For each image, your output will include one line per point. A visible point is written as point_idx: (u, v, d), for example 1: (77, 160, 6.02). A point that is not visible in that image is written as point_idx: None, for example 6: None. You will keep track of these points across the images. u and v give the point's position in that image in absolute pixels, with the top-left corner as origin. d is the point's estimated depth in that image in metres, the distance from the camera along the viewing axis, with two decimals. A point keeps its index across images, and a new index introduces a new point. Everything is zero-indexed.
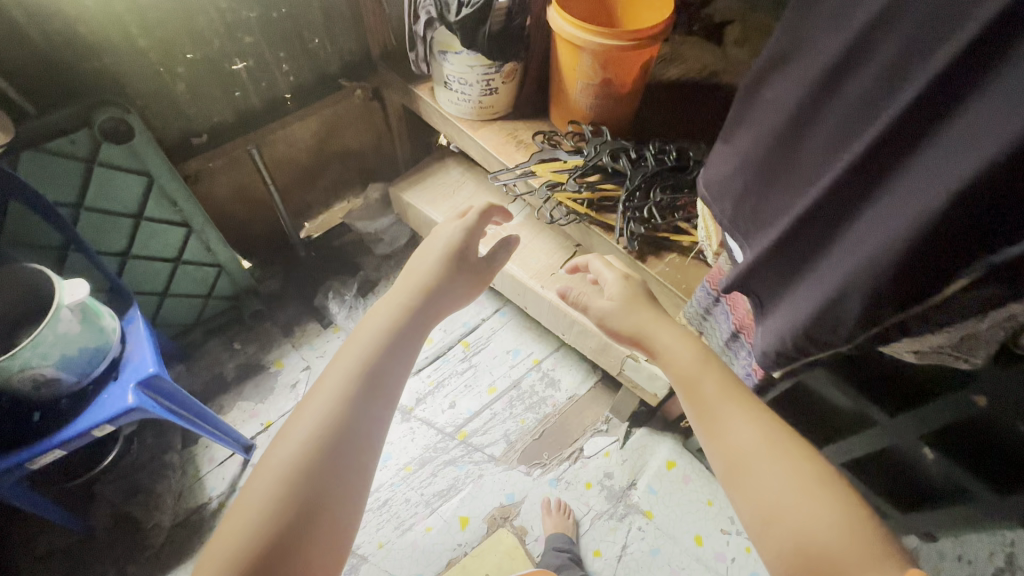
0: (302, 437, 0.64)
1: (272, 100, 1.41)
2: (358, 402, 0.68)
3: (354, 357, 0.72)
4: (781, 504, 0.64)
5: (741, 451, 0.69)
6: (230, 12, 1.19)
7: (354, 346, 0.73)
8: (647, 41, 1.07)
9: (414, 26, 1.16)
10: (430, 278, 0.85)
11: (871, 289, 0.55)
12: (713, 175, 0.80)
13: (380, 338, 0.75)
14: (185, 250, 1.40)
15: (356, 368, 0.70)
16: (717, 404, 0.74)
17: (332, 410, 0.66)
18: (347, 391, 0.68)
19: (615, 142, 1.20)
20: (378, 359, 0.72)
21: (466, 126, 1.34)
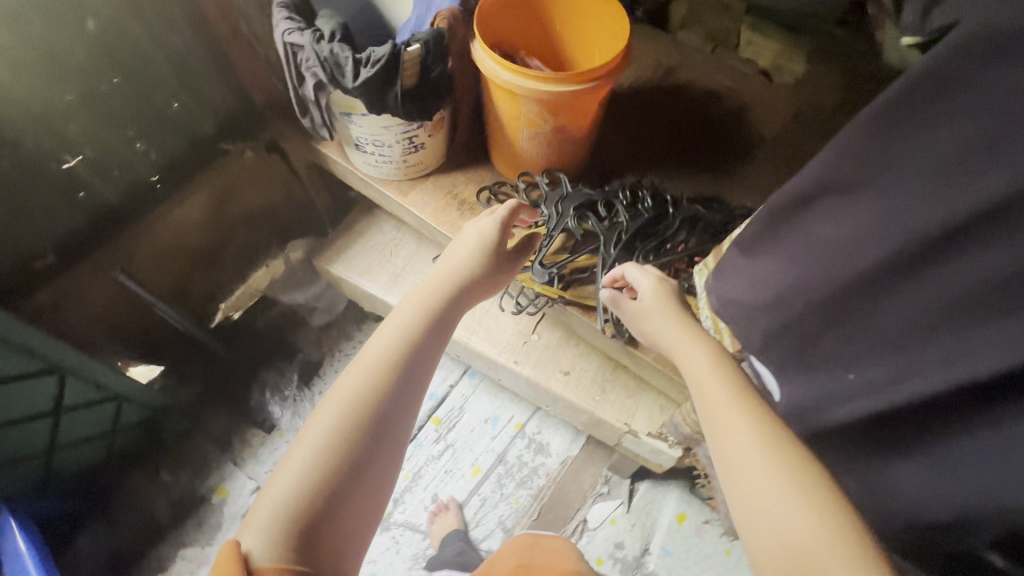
0: (340, 409, 0.67)
1: (136, 188, 1.09)
2: (394, 386, 0.70)
3: (384, 344, 0.74)
4: (766, 498, 0.55)
5: (734, 446, 0.60)
6: (35, 100, 0.86)
7: (387, 331, 0.76)
8: (604, 82, 0.85)
9: (301, 89, 0.88)
10: (467, 269, 0.86)
11: (1006, 535, 0.48)
12: (728, 294, 0.65)
13: (416, 328, 0.77)
14: (65, 395, 1.10)
15: (392, 354, 0.73)
16: (717, 396, 0.65)
17: (367, 390, 0.69)
18: (382, 375, 0.70)
19: (579, 198, 1.00)
20: (414, 350, 0.74)
21: (393, 190, 1.09)
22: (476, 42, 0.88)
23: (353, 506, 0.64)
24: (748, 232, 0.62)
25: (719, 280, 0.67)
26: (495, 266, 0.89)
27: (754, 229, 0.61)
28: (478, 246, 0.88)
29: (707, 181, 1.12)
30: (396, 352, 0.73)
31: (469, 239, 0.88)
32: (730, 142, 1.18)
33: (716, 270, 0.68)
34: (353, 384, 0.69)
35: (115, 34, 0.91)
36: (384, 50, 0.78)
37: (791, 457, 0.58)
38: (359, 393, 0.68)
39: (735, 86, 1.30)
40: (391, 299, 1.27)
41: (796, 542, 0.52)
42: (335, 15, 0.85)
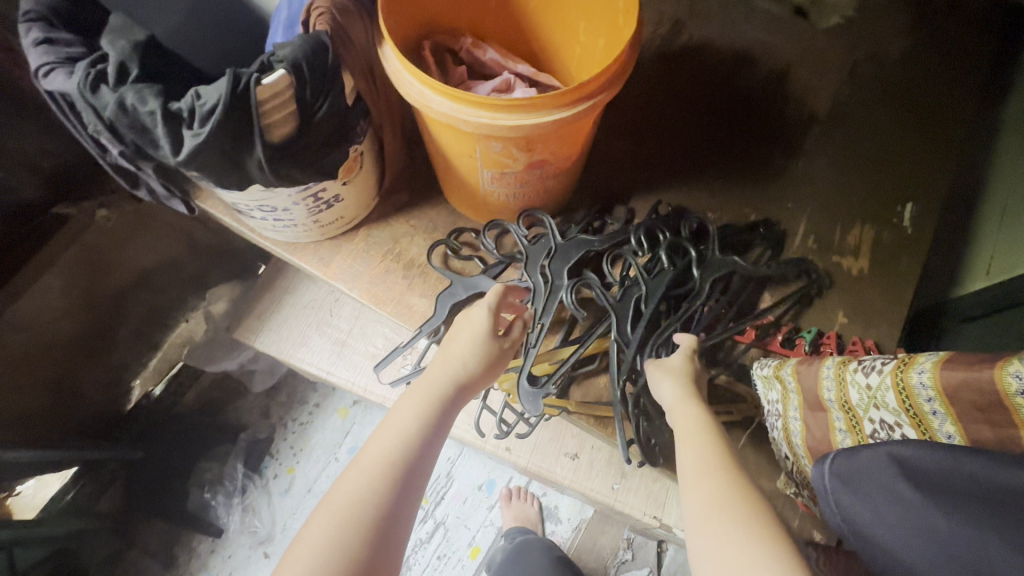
0: (332, 532, 0.47)
1: None
2: (398, 507, 0.50)
3: (373, 468, 0.51)
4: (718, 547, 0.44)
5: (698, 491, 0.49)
6: None
7: (376, 450, 0.53)
8: (598, 95, 0.53)
9: (110, 157, 0.54)
10: (465, 364, 0.61)
11: None
12: (866, 519, 0.41)
13: (414, 444, 0.54)
14: None
15: (384, 482, 0.51)
16: (687, 447, 0.54)
17: (356, 518, 0.48)
18: (372, 512, 0.49)
19: (575, 251, 0.70)
20: (420, 470, 0.53)
21: (309, 259, 0.77)
22: (387, 47, 0.54)
23: None
24: (934, 456, 0.39)
25: (852, 486, 0.42)
26: (508, 351, 0.64)
27: (963, 466, 0.38)
28: (483, 327, 0.62)
29: (742, 197, 0.82)
30: (392, 480, 0.51)
31: (465, 325, 0.63)
32: (767, 133, 0.87)
33: (852, 464, 0.43)
34: (331, 516, 0.48)
35: None
36: (219, 92, 0.44)
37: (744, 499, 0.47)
38: (341, 537, 0.47)
39: (765, 39, 0.95)
40: (338, 379, 0.98)
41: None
42: (137, 26, 0.50)
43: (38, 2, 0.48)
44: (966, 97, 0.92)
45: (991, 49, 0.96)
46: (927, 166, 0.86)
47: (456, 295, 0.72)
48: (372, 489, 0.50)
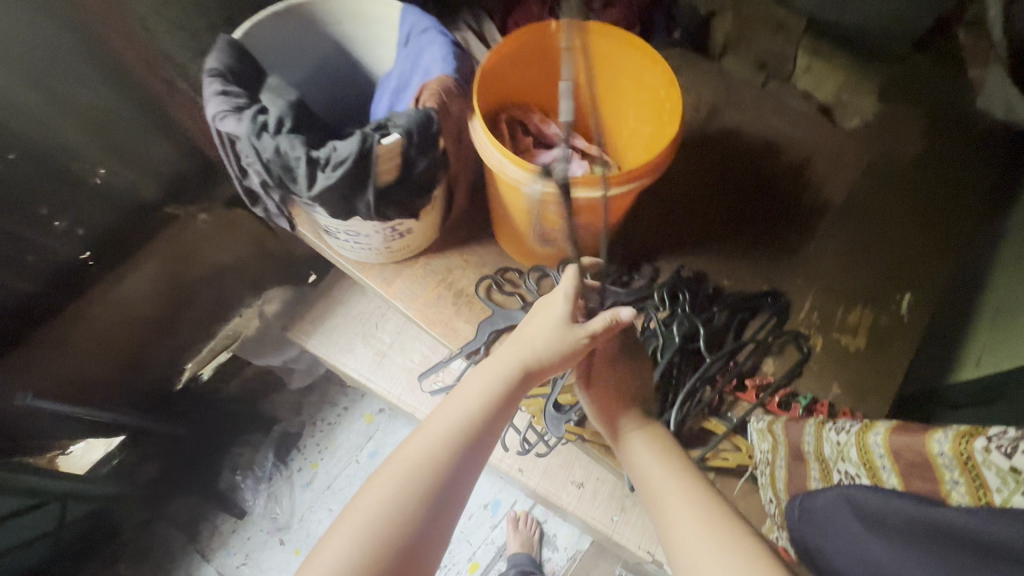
0: (402, 477, 0.55)
1: (62, 272, 0.89)
2: (457, 466, 0.58)
3: (436, 443, 0.58)
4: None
5: (697, 532, 0.56)
6: None
7: (443, 427, 0.60)
8: (641, 179, 0.65)
9: (246, 180, 0.68)
10: (535, 347, 0.65)
11: None
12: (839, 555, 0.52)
13: (478, 422, 0.60)
14: None
15: (445, 457, 0.58)
16: (650, 471, 0.64)
17: (421, 470, 0.56)
18: (434, 472, 0.57)
19: (604, 300, 0.82)
20: (478, 439, 0.60)
21: (373, 277, 0.89)
22: (475, 120, 0.67)
23: None
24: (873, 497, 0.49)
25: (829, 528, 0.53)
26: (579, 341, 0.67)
27: (899, 507, 0.46)
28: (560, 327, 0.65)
29: (756, 270, 0.92)
30: (452, 458, 0.58)
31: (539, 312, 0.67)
32: (784, 217, 0.98)
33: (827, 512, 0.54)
34: (398, 479, 0.55)
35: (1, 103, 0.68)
36: (349, 147, 0.58)
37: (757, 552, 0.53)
38: (403, 500, 0.54)
39: (790, 133, 1.07)
40: (375, 386, 1.09)
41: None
42: (287, 86, 0.64)
43: (219, 62, 0.62)
44: (967, 205, 1.02)
45: (998, 165, 1.06)
46: (927, 264, 0.96)
47: (497, 324, 0.83)
48: (435, 449, 0.58)
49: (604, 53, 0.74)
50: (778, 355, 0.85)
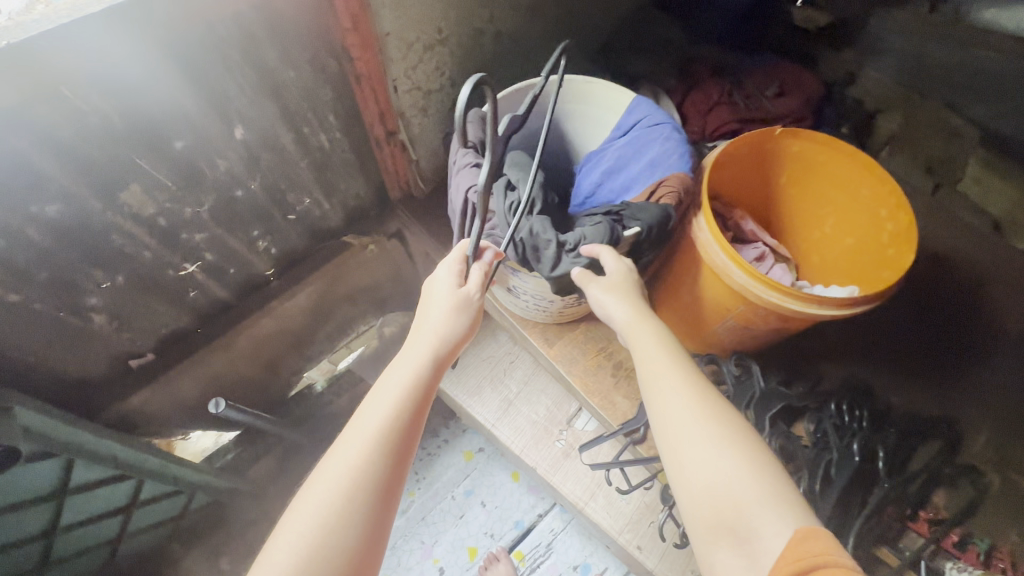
0: (333, 491, 0.48)
1: (250, 283, 0.95)
2: (388, 451, 0.51)
3: (342, 472, 0.49)
4: (709, 475, 0.49)
5: (674, 418, 0.53)
6: (163, 215, 0.71)
7: (363, 425, 0.52)
8: (870, 301, 0.63)
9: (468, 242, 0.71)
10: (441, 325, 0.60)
11: None
12: None
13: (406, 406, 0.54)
14: (141, 491, 0.97)
15: (358, 483, 0.49)
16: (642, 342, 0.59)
17: (352, 482, 0.49)
18: (360, 471, 0.50)
19: (775, 402, 0.79)
20: (407, 427, 0.54)
21: (535, 336, 0.91)
22: (701, 219, 0.69)
23: None
24: None
25: None
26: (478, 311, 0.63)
27: None
28: (458, 295, 0.62)
29: (923, 394, 0.90)
30: (376, 476, 0.50)
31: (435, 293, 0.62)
32: (955, 340, 0.95)
33: None
34: (302, 540, 0.46)
35: (263, 142, 0.74)
36: (602, 239, 0.63)
37: (722, 416, 0.52)
38: (336, 529, 0.47)
39: (960, 247, 1.04)
40: (500, 433, 1.08)
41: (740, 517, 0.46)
42: (527, 160, 0.70)
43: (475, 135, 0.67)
44: None
45: None
46: None
47: None
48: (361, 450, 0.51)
49: (823, 163, 0.75)
50: (952, 490, 0.81)
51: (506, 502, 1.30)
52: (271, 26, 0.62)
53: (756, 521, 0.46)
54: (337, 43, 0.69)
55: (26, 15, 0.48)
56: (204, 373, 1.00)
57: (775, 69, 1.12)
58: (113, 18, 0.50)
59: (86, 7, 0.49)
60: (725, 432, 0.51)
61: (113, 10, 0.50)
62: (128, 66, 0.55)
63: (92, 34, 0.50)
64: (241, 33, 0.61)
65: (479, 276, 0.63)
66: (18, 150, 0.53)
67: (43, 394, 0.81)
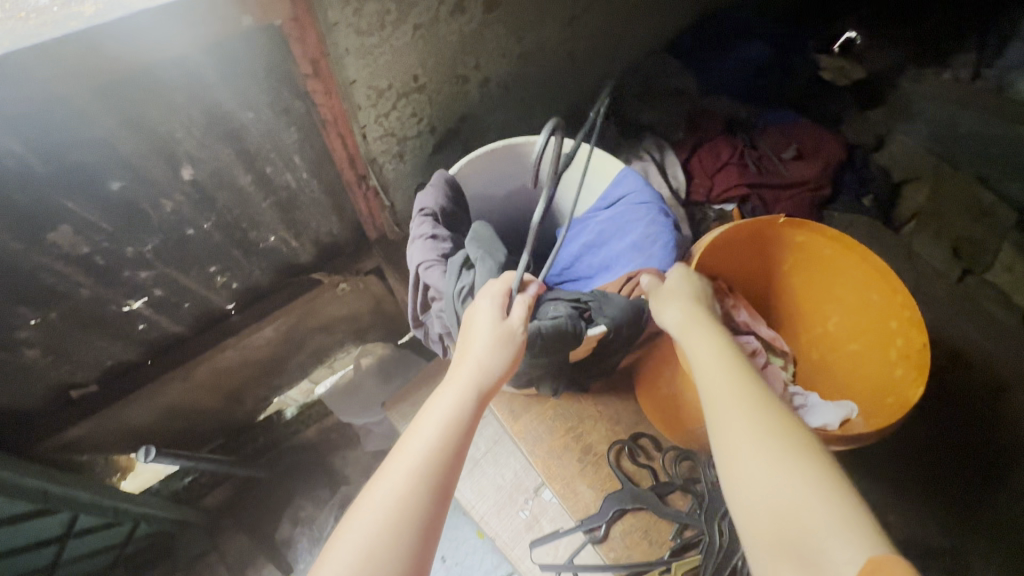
0: (357, 560, 0.37)
1: (209, 316, 0.90)
2: (425, 509, 0.41)
3: (385, 504, 0.40)
4: (764, 490, 0.40)
5: (727, 419, 0.44)
6: (100, 254, 0.66)
7: (394, 477, 0.41)
8: (875, 436, 0.55)
9: (423, 315, 0.64)
10: (484, 362, 0.49)
11: None
12: None
13: (444, 454, 0.43)
14: (77, 522, 0.93)
15: (403, 520, 0.40)
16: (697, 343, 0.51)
17: (383, 548, 0.38)
18: (394, 534, 0.39)
19: None
20: (447, 479, 0.43)
21: (500, 405, 0.84)
22: None
23: None
24: None
25: None
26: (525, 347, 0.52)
27: None
28: (503, 327, 0.51)
29: (932, 511, 0.81)
30: (416, 529, 0.40)
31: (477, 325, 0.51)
32: (973, 458, 0.84)
33: None
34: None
35: (217, 182, 0.68)
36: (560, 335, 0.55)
37: (788, 422, 0.43)
38: None
39: (986, 346, 0.96)
40: (461, 495, 1.00)
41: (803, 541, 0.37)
42: (491, 233, 0.61)
43: (435, 203, 0.60)
44: None
45: None
46: None
47: (623, 501, 0.76)
48: (392, 510, 0.40)
49: (831, 258, 0.67)
50: None
51: (468, 561, 1.22)
52: (221, 71, 0.56)
53: (824, 546, 0.36)
54: (300, 86, 0.63)
55: (46, 16, 0.45)
56: (155, 403, 0.95)
57: (794, 130, 1.04)
58: (26, 60, 0.44)
59: (69, 24, 0.45)
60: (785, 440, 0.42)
61: (95, 31, 0.46)
62: (46, 110, 0.50)
63: (72, 52, 0.46)
64: (187, 76, 0.55)
65: (523, 309, 0.53)
66: None
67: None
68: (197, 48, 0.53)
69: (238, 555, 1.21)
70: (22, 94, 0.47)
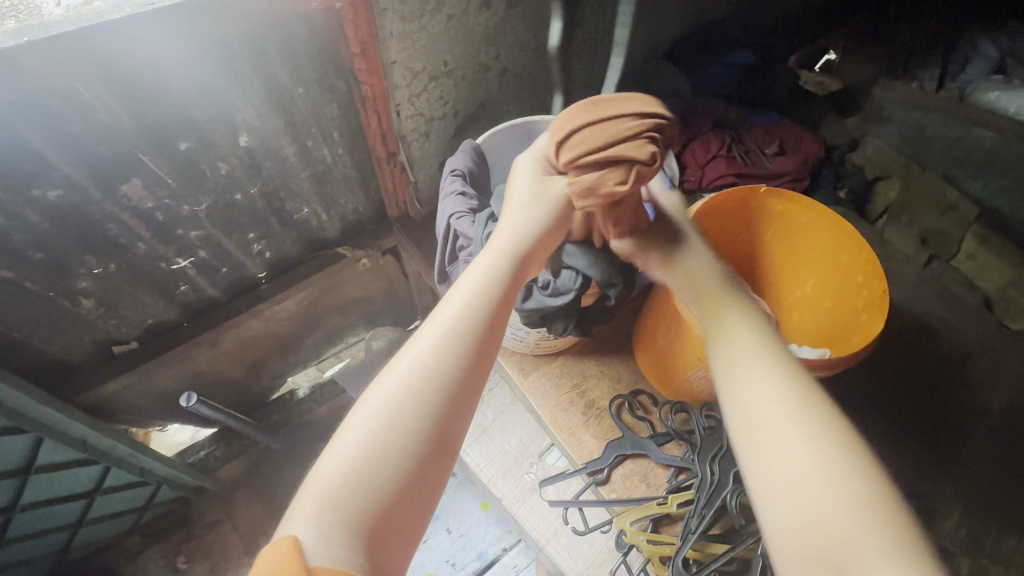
0: (411, 380, 0.45)
1: (241, 283, 0.98)
2: (470, 347, 0.48)
3: (432, 340, 0.47)
4: (805, 500, 0.38)
5: (752, 401, 0.43)
6: (160, 210, 0.74)
7: (441, 321, 0.48)
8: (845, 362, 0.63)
9: (449, 266, 0.73)
10: (521, 228, 0.55)
11: None
12: None
13: (488, 305, 0.50)
14: (107, 478, 0.98)
15: (446, 354, 0.46)
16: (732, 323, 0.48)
17: (435, 371, 0.46)
18: (442, 363, 0.46)
19: None
20: (490, 325, 0.50)
21: (512, 365, 0.91)
22: None
23: (422, 498, 0.43)
24: None
25: None
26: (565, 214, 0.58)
27: None
28: (537, 193, 0.57)
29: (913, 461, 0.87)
30: (461, 360, 0.47)
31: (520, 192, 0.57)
32: (944, 417, 0.92)
33: None
34: (379, 414, 0.43)
35: (265, 151, 0.77)
36: (573, 283, 0.66)
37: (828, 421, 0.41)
38: (410, 413, 0.44)
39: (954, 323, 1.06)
40: (469, 459, 1.05)
41: (827, 539, 0.36)
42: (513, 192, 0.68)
43: (463, 165, 0.72)
44: None
45: None
46: None
47: (623, 446, 0.84)
48: (441, 344, 0.47)
49: (806, 225, 0.76)
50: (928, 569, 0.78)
51: (472, 532, 1.27)
52: (282, 46, 0.65)
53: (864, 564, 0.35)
54: (346, 65, 0.72)
55: (49, 18, 0.51)
56: (185, 366, 1.01)
57: (776, 129, 1.14)
58: (63, 48, 0.51)
59: (105, 14, 0.52)
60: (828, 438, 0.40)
61: (128, 19, 0.52)
62: (137, 72, 0.58)
63: (106, 40, 0.53)
64: (252, 50, 0.63)
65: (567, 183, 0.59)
66: (25, 140, 0.56)
67: (23, 370, 0.83)
68: (264, 26, 0.61)
69: (250, 524, 1.24)
70: (92, 63, 0.54)
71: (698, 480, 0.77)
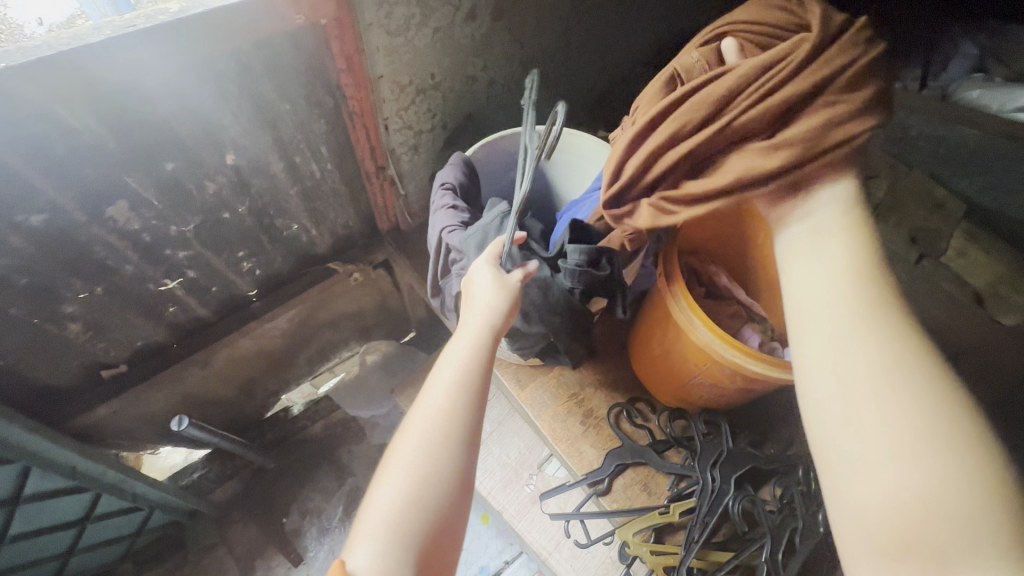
0: (410, 478, 0.44)
1: (232, 302, 0.97)
2: (461, 432, 0.47)
3: (428, 429, 0.47)
4: (892, 479, 0.33)
5: (856, 364, 0.36)
6: (147, 232, 0.73)
7: (429, 409, 0.48)
8: None
9: (442, 278, 0.73)
10: (491, 305, 0.56)
11: None
12: None
13: (473, 384, 0.50)
14: (98, 505, 0.96)
15: (441, 443, 0.46)
16: (819, 278, 0.40)
17: (433, 465, 0.45)
18: (437, 454, 0.46)
19: (741, 463, 0.77)
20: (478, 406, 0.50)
21: (508, 377, 0.91)
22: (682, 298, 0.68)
23: None
24: None
25: None
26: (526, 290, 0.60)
27: None
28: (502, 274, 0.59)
29: None
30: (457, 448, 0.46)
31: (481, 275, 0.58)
32: None
33: None
34: (387, 515, 0.43)
35: (253, 169, 0.76)
36: (556, 323, 0.70)
37: (935, 387, 0.34)
38: (414, 514, 0.43)
39: (947, 319, 1.06)
40: None
41: (927, 531, 0.31)
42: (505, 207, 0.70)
43: (454, 178, 0.71)
44: None
45: None
46: None
47: (623, 454, 0.83)
48: (434, 434, 0.47)
49: None
50: None
51: (473, 546, 1.26)
52: (268, 63, 0.65)
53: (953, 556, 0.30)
54: (333, 82, 0.72)
55: (32, 43, 0.51)
56: (176, 389, 1.00)
57: None
58: (45, 73, 0.51)
59: (86, 38, 0.51)
60: (934, 408, 0.34)
61: (111, 42, 0.52)
62: (120, 94, 0.57)
63: (88, 64, 0.52)
64: (238, 69, 0.63)
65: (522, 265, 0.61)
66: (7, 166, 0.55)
67: (9, 398, 0.81)
68: (250, 45, 0.61)
69: (246, 546, 1.22)
70: (77, 89, 0.53)
71: (701, 487, 0.77)
